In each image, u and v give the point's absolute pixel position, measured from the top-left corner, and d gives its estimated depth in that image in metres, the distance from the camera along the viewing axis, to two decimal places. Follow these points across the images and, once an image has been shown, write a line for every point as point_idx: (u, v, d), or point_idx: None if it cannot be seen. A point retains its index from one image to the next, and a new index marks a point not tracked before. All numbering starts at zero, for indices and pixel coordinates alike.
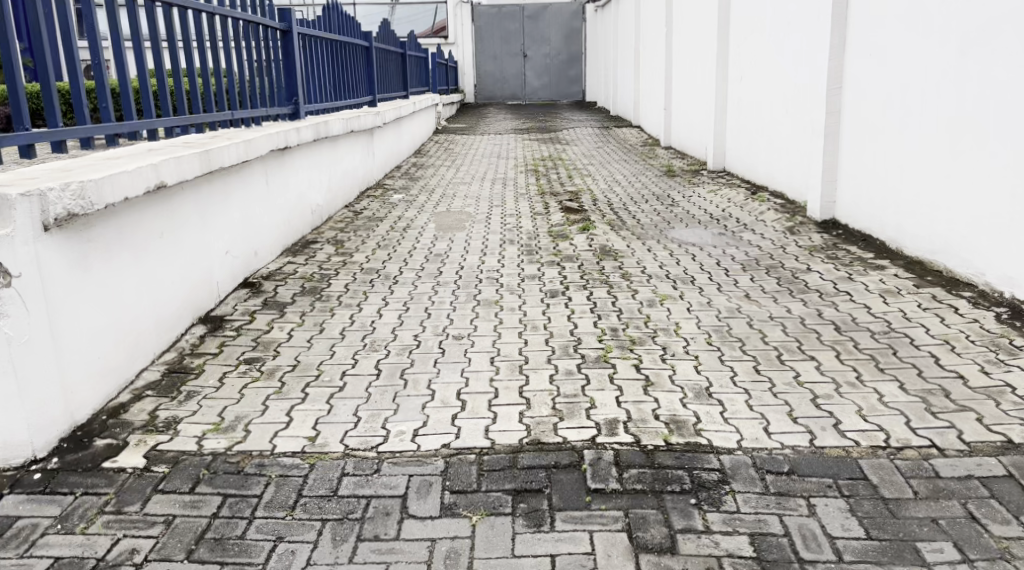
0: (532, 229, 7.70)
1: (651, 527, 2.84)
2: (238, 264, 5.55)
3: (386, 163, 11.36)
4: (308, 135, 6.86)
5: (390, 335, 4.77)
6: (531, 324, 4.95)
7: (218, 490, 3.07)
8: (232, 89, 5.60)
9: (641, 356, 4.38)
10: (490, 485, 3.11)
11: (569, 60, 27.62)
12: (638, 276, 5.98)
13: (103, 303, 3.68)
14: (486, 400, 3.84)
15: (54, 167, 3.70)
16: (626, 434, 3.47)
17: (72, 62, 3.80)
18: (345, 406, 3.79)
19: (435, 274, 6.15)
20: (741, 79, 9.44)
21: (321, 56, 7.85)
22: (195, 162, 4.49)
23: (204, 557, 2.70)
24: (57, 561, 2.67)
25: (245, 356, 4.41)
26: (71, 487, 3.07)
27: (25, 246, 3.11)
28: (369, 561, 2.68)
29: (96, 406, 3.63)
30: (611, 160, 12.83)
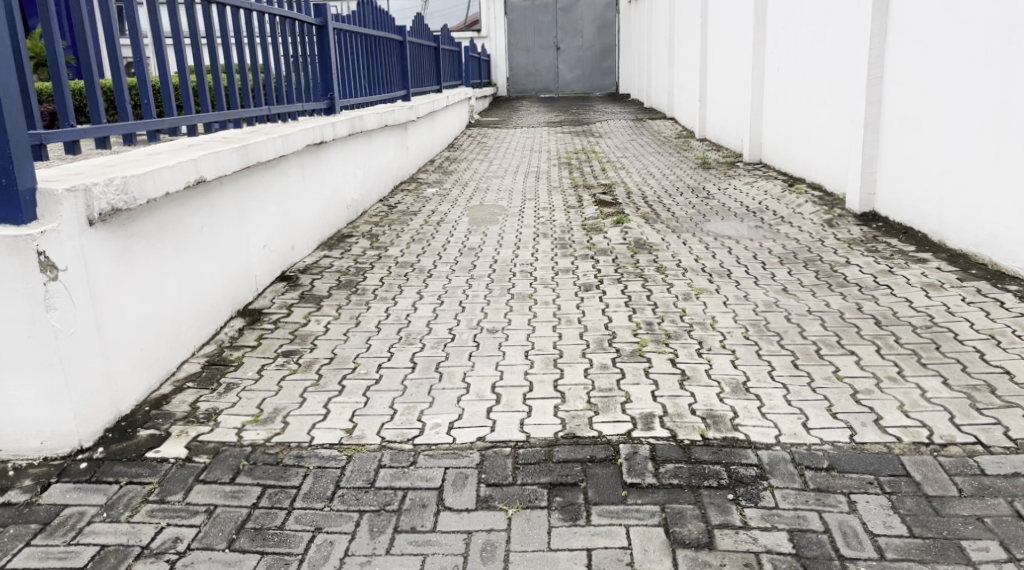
0: (566, 223, 7.67)
1: (688, 522, 2.83)
2: (276, 257, 5.61)
3: (419, 157, 11.40)
4: (344, 129, 6.91)
5: (425, 328, 4.79)
6: (566, 318, 4.94)
7: (257, 481, 3.12)
8: (269, 85, 5.66)
9: (676, 350, 4.35)
10: (525, 478, 3.12)
11: (602, 53, 27.50)
12: (674, 269, 5.94)
13: (146, 296, 3.75)
14: (520, 393, 3.84)
15: (98, 163, 3.77)
16: (662, 429, 3.45)
17: (115, 59, 3.86)
18: (381, 399, 3.82)
19: (469, 268, 6.17)
20: (778, 69, 9.33)
21: (355, 51, 7.91)
22: (234, 157, 4.54)
23: (245, 547, 2.74)
24: (103, 549, 2.72)
25: (283, 349, 4.47)
26: (115, 477, 3.13)
27: (71, 241, 3.16)
28: (406, 553, 2.70)
29: (139, 397, 3.70)
30: (644, 152, 12.75)
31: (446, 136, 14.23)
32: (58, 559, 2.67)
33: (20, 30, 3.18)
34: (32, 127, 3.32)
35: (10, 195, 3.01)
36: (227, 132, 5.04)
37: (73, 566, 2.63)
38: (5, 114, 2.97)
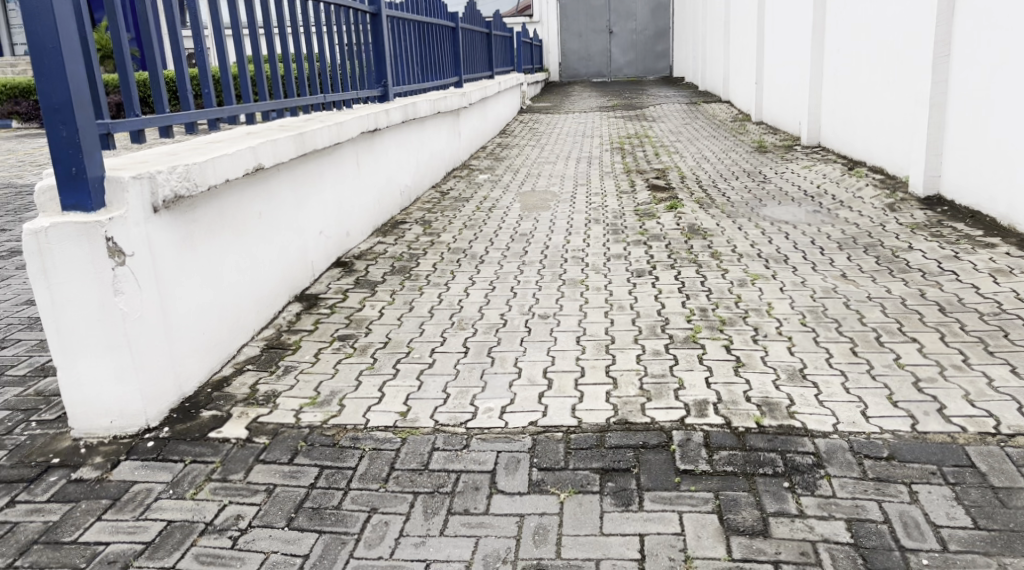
0: (618, 208, 7.62)
1: (743, 510, 2.81)
2: (332, 243, 5.71)
3: (471, 144, 11.45)
4: (397, 116, 6.96)
5: (477, 314, 4.82)
6: (618, 303, 4.92)
7: (315, 461, 3.19)
8: (324, 73, 5.73)
9: (731, 337, 4.30)
10: (577, 463, 3.12)
11: (656, 35, 27.17)
12: (728, 254, 5.87)
13: (208, 281, 3.86)
14: (572, 378, 3.85)
15: (161, 151, 3.87)
16: (716, 416, 3.42)
17: (177, 50, 3.95)
18: (434, 383, 3.86)
19: (521, 253, 6.18)
20: (838, 50, 9.09)
21: (408, 38, 7.95)
22: (291, 145, 4.63)
23: (304, 525, 2.80)
24: (170, 524, 2.82)
25: (339, 333, 4.55)
26: (180, 455, 3.24)
27: (138, 227, 3.27)
28: (460, 535, 2.74)
29: (201, 379, 3.82)
30: (698, 136, 12.58)
31: (498, 122, 14.24)
32: (128, 533, 2.76)
33: (87, 21, 3.27)
34: (100, 117, 3.42)
35: (78, 180, 3.10)
36: (284, 120, 5.13)
37: (142, 541, 2.73)
38: (73, 102, 3.05)
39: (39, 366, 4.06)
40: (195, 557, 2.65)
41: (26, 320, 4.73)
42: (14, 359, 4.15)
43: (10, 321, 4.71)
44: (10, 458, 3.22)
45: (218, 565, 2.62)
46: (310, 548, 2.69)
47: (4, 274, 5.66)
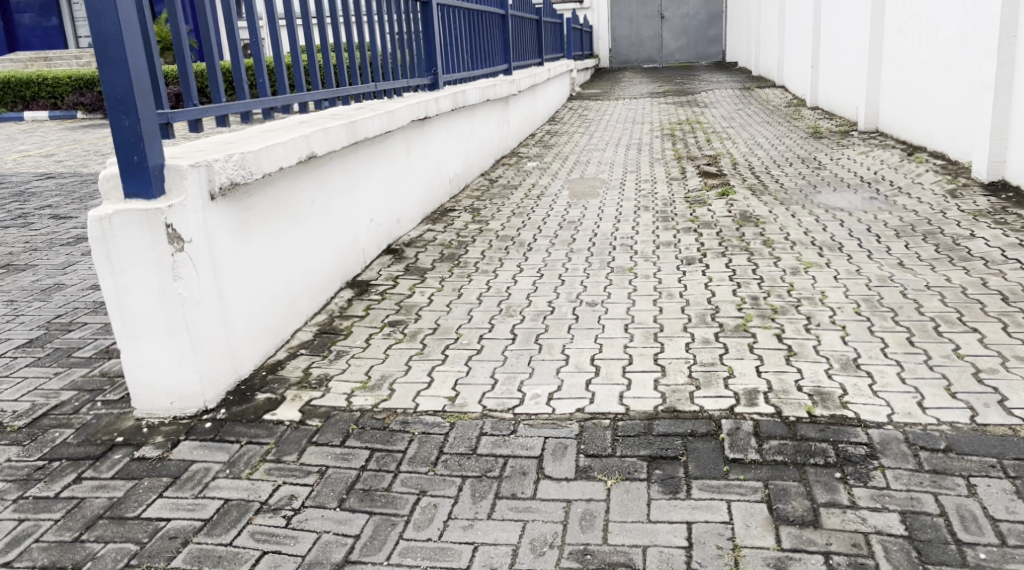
0: (669, 196, 7.54)
1: (793, 500, 2.78)
2: (382, 230, 5.78)
3: (521, 131, 11.45)
4: (446, 104, 7.00)
5: (525, 301, 4.84)
6: (667, 291, 4.89)
7: (366, 444, 3.25)
8: (375, 62, 5.78)
9: (783, 326, 4.24)
10: (625, 450, 3.13)
11: (708, 20, 26.78)
12: (781, 242, 5.78)
13: (263, 267, 3.94)
14: (620, 366, 3.85)
15: (217, 140, 3.97)
16: (766, 405, 3.38)
17: (233, 41, 4.02)
18: (482, 368, 3.90)
19: (569, 241, 6.17)
20: (898, 32, 8.85)
21: (459, 25, 7.97)
22: (343, 133, 4.69)
23: (355, 506, 2.86)
24: (227, 503, 2.90)
25: (389, 319, 4.61)
26: (236, 436, 3.33)
27: (196, 214, 3.36)
28: (507, 518, 2.77)
29: (256, 362, 3.92)
30: (752, 122, 12.37)
31: (547, 109, 14.21)
32: (187, 510, 2.86)
33: (148, 15, 3.36)
34: (160, 107, 3.51)
35: (140, 170, 3.19)
36: (336, 109, 5.21)
37: (201, 517, 2.81)
38: (134, 92, 3.14)
39: (104, 349, 4.20)
40: (251, 534, 2.73)
41: (91, 304, 4.89)
42: (80, 342, 4.31)
43: (76, 305, 4.88)
44: (77, 436, 3.35)
45: (272, 543, 2.69)
46: (361, 529, 2.75)
47: (70, 260, 5.86)
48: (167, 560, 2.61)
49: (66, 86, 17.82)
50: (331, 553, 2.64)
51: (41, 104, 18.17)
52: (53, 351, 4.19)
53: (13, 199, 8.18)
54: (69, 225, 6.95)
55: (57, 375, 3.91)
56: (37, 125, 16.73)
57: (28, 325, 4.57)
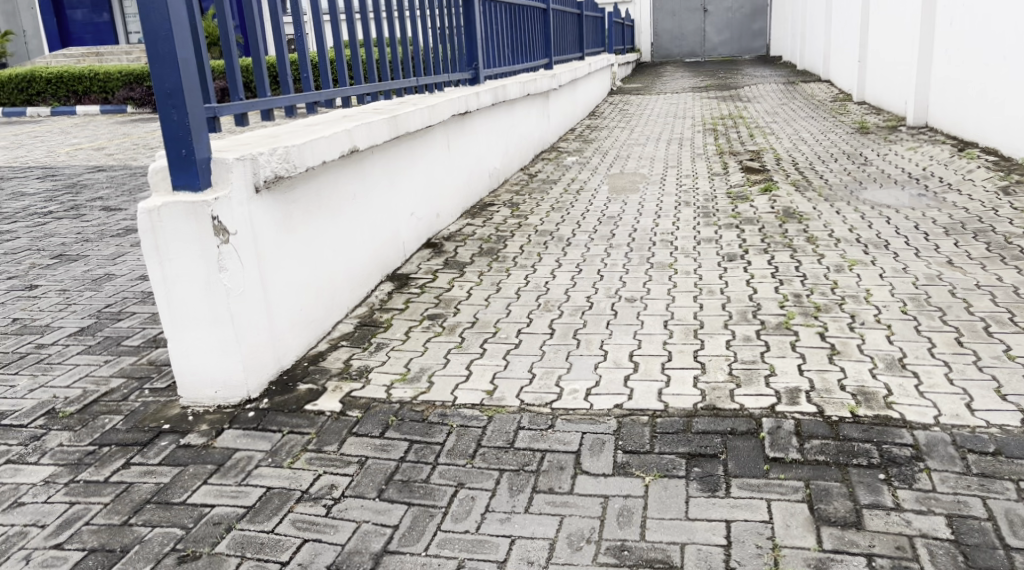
0: (710, 191, 7.47)
1: (834, 500, 2.74)
2: (423, 224, 5.82)
3: (561, 126, 11.42)
4: (487, 99, 7.01)
5: (564, 296, 4.84)
6: (708, 288, 4.84)
7: (405, 436, 3.28)
8: (417, 57, 5.81)
9: (826, 324, 4.18)
10: (663, 447, 3.11)
11: (752, 13, 26.44)
12: (825, 239, 5.69)
13: (306, 259, 4.00)
14: (659, 362, 3.82)
15: (262, 133, 4.03)
16: (808, 404, 3.34)
17: (278, 37, 4.07)
18: (520, 363, 3.91)
19: (609, 236, 6.14)
20: (950, 25, 8.64)
21: (500, 20, 7.97)
22: (385, 128, 4.73)
23: (394, 497, 2.89)
24: (269, 491, 2.95)
25: (429, 312, 4.64)
26: (279, 426, 3.38)
27: (241, 206, 3.41)
28: (544, 513, 2.78)
29: (298, 354, 3.97)
30: (796, 117, 12.19)
31: (587, 104, 14.17)
32: (231, 497, 2.91)
33: (197, 10, 3.41)
34: (208, 102, 3.58)
35: (188, 163, 3.25)
36: (378, 103, 5.24)
37: (244, 505, 2.86)
38: (183, 88, 3.20)
39: (152, 338, 4.30)
40: (292, 522, 2.77)
41: (140, 294, 5.00)
42: (129, 331, 4.41)
43: (126, 295, 5.00)
44: (125, 422, 3.43)
45: (313, 531, 2.73)
46: (399, 519, 2.78)
47: (119, 251, 6.00)
48: (211, 545, 2.66)
49: (116, 82, 18.21)
50: (370, 543, 2.67)
51: (92, 98, 18.58)
52: (103, 340, 4.30)
53: (67, 191, 8.40)
54: (119, 217, 7.12)
55: (107, 363, 4.01)
56: (89, 119, 17.12)
57: (80, 314, 4.69)
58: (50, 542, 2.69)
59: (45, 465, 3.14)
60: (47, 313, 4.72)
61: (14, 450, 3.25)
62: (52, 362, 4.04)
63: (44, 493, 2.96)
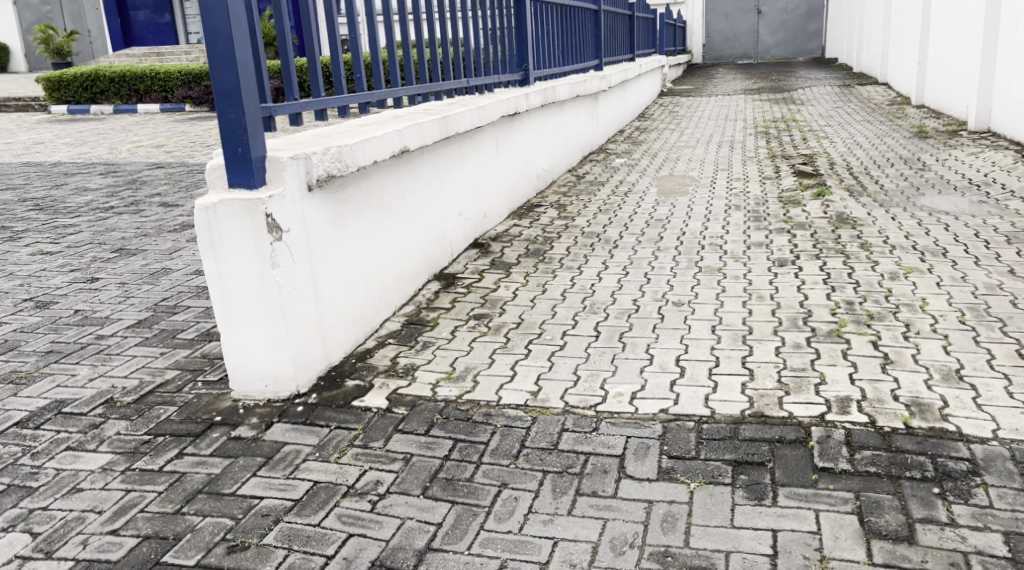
0: (761, 195, 7.36)
1: (886, 513, 2.68)
2: (470, 224, 5.85)
3: (610, 128, 11.37)
4: (536, 100, 7.02)
5: (610, 298, 4.81)
6: (757, 293, 4.77)
7: (449, 434, 3.30)
8: (468, 57, 5.84)
9: (879, 332, 4.09)
10: (709, 454, 3.08)
11: (808, 15, 26.02)
12: (879, 246, 5.57)
13: (355, 257, 4.05)
14: (706, 367, 3.79)
15: (316, 133, 4.09)
16: (860, 413, 3.27)
17: (333, 37, 4.13)
18: (565, 365, 3.90)
19: (656, 239, 6.10)
20: (1015, 27, 8.39)
21: (551, 21, 7.96)
22: (435, 129, 4.77)
23: (438, 495, 2.91)
24: (316, 485, 2.99)
25: (474, 312, 4.66)
26: (326, 421, 3.43)
27: (294, 204, 3.47)
28: (587, 515, 2.77)
29: (346, 350, 4.03)
30: (852, 120, 11.95)
31: (637, 106, 14.08)
32: (279, 490, 2.96)
33: (256, 12, 3.48)
34: (264, 101, 3.64)
35: (243, 161, 3.32)
36: (428, 104, 5.28)
37: (292, 498, 2.91)
38: (241, 88, 3.27)
39: (205, 332, 4.40)
40: (338, 517, 2.81)
41: (194, 289, 5.12)
42: (184, 324, 4.51)
43: (181, 289, 5.12)
44: (179, 413, 3.51)
45: (358, 526, 2.76)
46: (443, 517, 2.79)
47: (176, 246, 6.15)
48: (260, 536, 2.71)
49: (176, 81, 18.66)
50: (414, 539, 2.69)
51: (152, 96, 19.07)
52: (159, 333, 4.41)
53: (127, 187, 8.63)
54: (176, 212, 7.29)
55: (162, 356, 4.11)
56: (149, 117, 17.58)
57: (137, 307, 4.82)
58: (106, 528, 2.77)
59: (103, 453, 3.23)
60: (107, 305, 4.87)
61: (74, 437, 3.35)
62: (111, 353, 4.16)
63: (101, 479, 3.05)
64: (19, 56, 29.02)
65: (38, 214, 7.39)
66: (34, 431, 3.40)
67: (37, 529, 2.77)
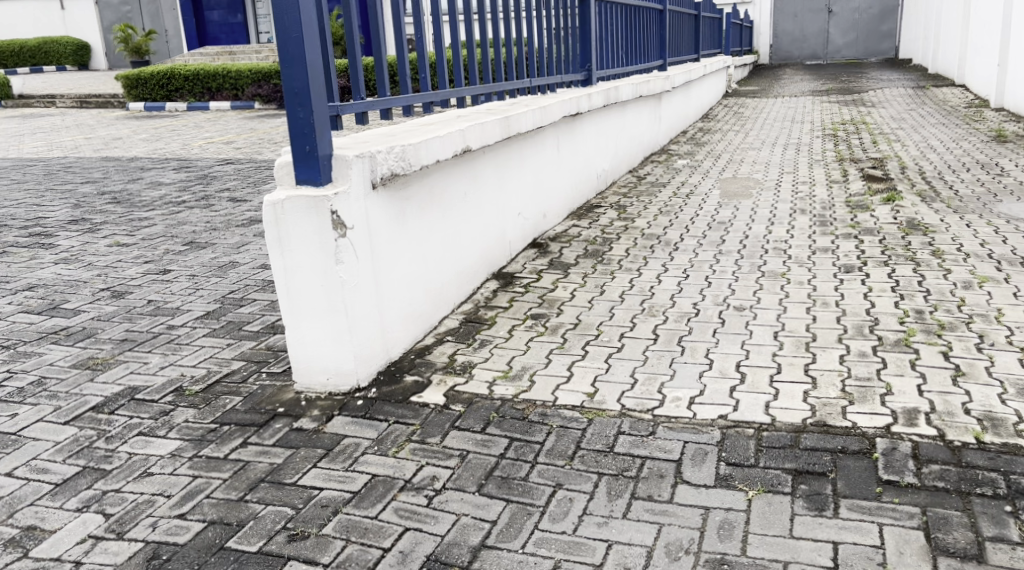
0: (828, 199, 7.19)
1: (954, 530, 2.60)
2: (529, 224, 5.86)
3: (672, 129, 11.25)
4: (598, 99, 6.98)
5: (669, 302, 4.76)
6: (822, 300, 4.67)
7: (505, 433, 3.31)
8: (531, 57, 5.84)
9: (950, 343, 3.95)
10: (769, 462, 3.03)
11: (882, 14, 25.31)
12: (953, 254, 5.38)
13: (417, 254, 4.10)
14: (767, 374, 3.72)
15: (381, 132, 4.15)
16: (928, 426, 3.17)
17: (399, 37, 4.17)
18: (623, 367, 3.88)
19: (718, 242, 6.02)
20: None
21: (615, 20, 7.90)
22: (498, 129, 4.79)
23: (493, 492, 2.93)
24: (374, 478, 3.04)
25: (532, 312, 4.66)
26: (385, 415, 3.48)
27: (358, 202, 3.52)
28: (642, 519, 2.75)
29: (405, 346, 4.08)
30: (926, 123, 11.57)
31: (701, 107, 13.93)
32: (338, 482, 3.02)
33: (326, 11, 3.54)
34: (331, 100, 3.70)
35: (311, 158, 3.39)
36: (491, 104, 5.30)
37: (350, 490, 2.96)
38: (310, 87, 3.33)
39: (270, 324, 4.51)
40: (395, 510, 2.85)
41: (261, 282, 5.25)
42: (250, 317, 4.63)
43: (248, 283, 5.26)
44: (244, 403, 3.61)
45: (414, 520, 2.79)
46: (498, 515, 2.81)
47: (244, 240, 6.31)
48: (319, 526, 2.76)
49: (247, 79, 19.16)
50: (469, 536, 2.71)
51: (224, 94, 19.56)
52: (227, 324, 4.53)
53: (199, 182, 8.90)
54: (244, 207, 7.49)
55: (229, 347, 4.22)
56: (220, 114, 18.08)
57: (206, 299, 4.96)
58: (174, 512, 2.86)
59: (172, 439, 3.33)
60: (178, 296, 5.03)
61: (145, 423, 3.46)
62: (181, 343, 4.29)
63: (170, 465, 3.15)
64: (101, 54, 30.37)
65: (115, 207, 7.67)
66: (108, 416, 3.53)
67: (109, 511, 2.88)
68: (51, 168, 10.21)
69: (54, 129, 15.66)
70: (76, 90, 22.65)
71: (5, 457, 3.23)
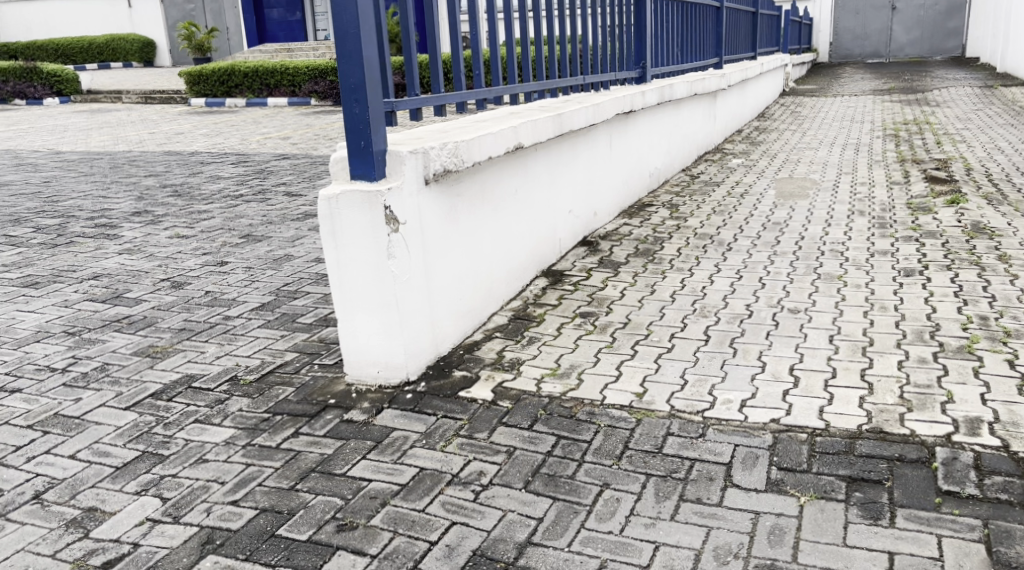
0: (888, 201, 7.01)
1: (1017, 544, 2.51)
2: (580, 222, 5.84)
3: (727, 128, 11.09)
4: (652, 98, 6.92)
5: (721, 302, 4.70)
6: (880, 303, 4.56)
7: (553, 430, 3.30)
8: (586, 55, 5.81)
9: (1016, 352, 3.82)
10: (822, 468, 2.96)
11: (949, 11, 24.60)
12: (1020, 259, 5.19)
13: (467, 250, 4.12)
14: (822, 379, 3.64)
15: (435, 128, 4.17)
16: (991, 436, 3.07)
17: (455, 34, 4.19)
18: (673, 367, 3.84)
19: (773, 243, 5.91)
20: None
21: (671, 18, 7.82)
22: (551, 126, 4.77)
23: (539, 490, 2.92)
24: (422, 471, 3.06)
25: (581, 310, 4.64)
26: (434, 410, 3.50)
27: (410, 197, 3.55)
28: (691, 522, 2.71)
29: (454, 341, 4.09)
30: (994, 123, 11.20)
31: (757, 106, 13.71)
32: (387, 474, 3.04)
33: (383, 7, 3.57)
34: (387, 96, 3.73)
35: (366, 153, 3.42)
36: (544, 101, 5.29)
37: (398, 483, 2.98)
38: (366, 83, 3.37)
39: (323, 317, 4.57)
40: (442, 504, 2.86)
41: (315, 275, 5.33)
42: (303, 309, 4.70)
43: (302, 276, 5.34)
44: (297, 394, 3.67)
45: (461, 514, 2.80)
46: (544, 513, 2.80)
47: (298, 233, 6.41)
48: (367, 517, 2.79)
49: (303, 77, 19.46)
50: (515, 532, 2.71)
51: (281, 90, 19.90)
52: (280, 316, 4.61)
53: (256, 176, 9.07)
54: (300, 202, 7.61)
55: (283, 338, 4.29)
56: (277, 110, 18.44)
57: (261, 291, 5.06)
58: (228, 498, 2.92)
59: (227, 427, 3.40)
60: (234, 288, 5.13)
61: (201, 411, 3.54)
62: (237, 333, 4.38)
63: (225, 452, 3.22)
64: (165, 51, 31.23)
65: (176, 200, 7.87)
66: (167, 403, 3.62)
67: (166, 495, 2.95)
68: (116, 162, 10.53)
69: (117, 124, 16.12)
70: (141, 86, 23.29)
71: (69, 440, 3.34)
